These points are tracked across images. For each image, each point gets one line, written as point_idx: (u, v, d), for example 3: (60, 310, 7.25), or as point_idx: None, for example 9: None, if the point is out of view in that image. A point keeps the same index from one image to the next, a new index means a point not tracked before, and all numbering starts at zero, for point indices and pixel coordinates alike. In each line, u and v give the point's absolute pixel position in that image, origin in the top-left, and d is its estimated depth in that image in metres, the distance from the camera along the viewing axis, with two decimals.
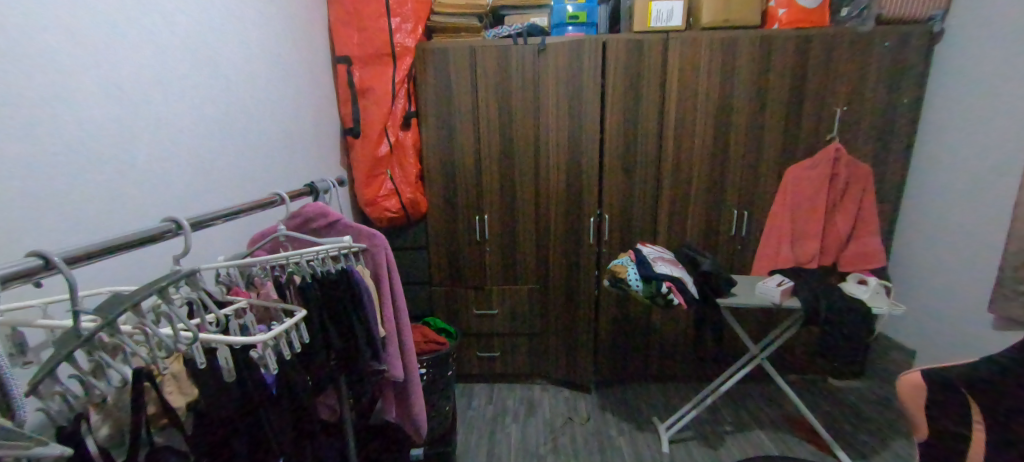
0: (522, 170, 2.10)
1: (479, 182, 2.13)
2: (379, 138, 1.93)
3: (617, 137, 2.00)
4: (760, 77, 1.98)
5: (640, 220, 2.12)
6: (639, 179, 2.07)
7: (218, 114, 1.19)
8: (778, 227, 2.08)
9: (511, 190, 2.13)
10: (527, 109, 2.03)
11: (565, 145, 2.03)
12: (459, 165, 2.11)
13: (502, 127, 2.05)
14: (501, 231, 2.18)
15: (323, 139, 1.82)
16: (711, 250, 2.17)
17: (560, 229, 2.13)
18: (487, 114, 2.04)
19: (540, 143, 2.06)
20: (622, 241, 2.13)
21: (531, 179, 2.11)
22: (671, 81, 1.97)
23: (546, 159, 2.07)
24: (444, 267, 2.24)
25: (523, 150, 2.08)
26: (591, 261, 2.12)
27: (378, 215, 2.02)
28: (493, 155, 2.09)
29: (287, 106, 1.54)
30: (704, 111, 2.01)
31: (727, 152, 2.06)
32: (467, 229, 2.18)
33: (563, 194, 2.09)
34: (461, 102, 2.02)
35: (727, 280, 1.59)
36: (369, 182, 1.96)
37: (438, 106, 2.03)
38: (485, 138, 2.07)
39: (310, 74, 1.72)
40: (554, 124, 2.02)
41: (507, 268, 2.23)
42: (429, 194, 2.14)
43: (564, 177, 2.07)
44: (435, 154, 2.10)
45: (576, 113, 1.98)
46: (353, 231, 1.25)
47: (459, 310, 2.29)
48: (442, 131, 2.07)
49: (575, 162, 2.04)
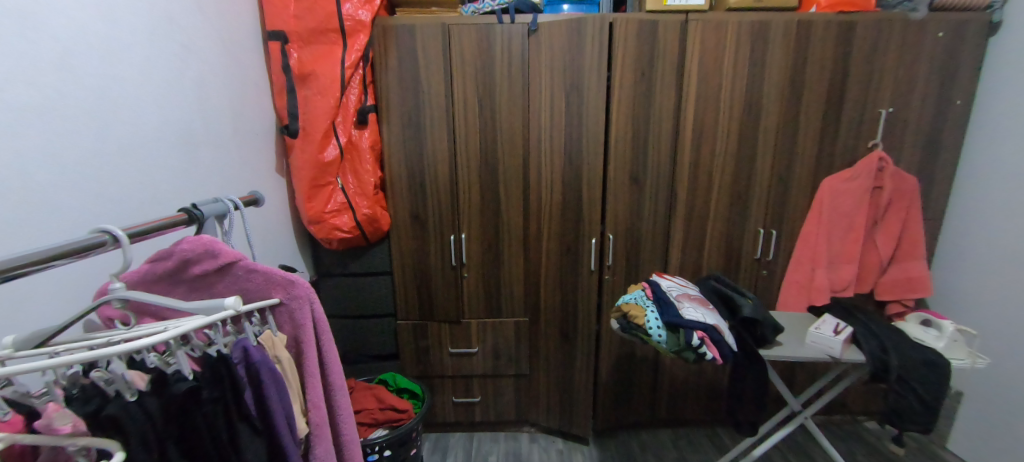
0: (508, 180, 1.71)
1: (455, 194, 1.72)
2: (325, 138, 1.49)
3: (624, 141, 1.63)
4: (797, 70, 1.64)
5: (649, 241, 1.76)
6: (649, 192, 1.71)
7: (30, 98, 0.76)
8: (813, 249, 1.75)
9: (495, 205, 1.73)
10: (514, 106, 1.64)
11: (560, 149, 1.65)
12: (428, 174, 1.70)
13: (483, 127, 1.66)
14: (482, 254, 1.79)
15: (246, 139, 1.40)
16: (732, 276, 1.83)
17: (554, 252, 1.75)
18: (465, 110, 1.64)
19: (529, 147, 1.68)
20: (628, 266, 1.77)
21: (519, 192, 1.72)
22: (691, 73, 1.61)
23: (537, 167, 1.69)
24: (412, 296, 1.84)
25: (507, 157, 1.69)
26: (592, 290, 1.75)
27: (326, 236, 1.61)
28: (471, 162, 1.69)
29: (178, 93, 1.11)
30: (728, 110, 1.66)
31: (755, 159, 1.71)
32: (440, 251, 1.78)
33: (559, 208, 1.71)
34: (431, 95, 1.62)
35: (773, 327, 1.22)
36: (314, 195, 1.54)
37: (402, 100, 1.63)
38: (461, 141, 1.67)
39: (223, 53, 1.29)
40: (547, 125, 1.64)
41: (488, 297, 1.84)
42: (391, 208, 1.74)
43: (560, 189, 1.69)
44: (398, 160, 1.69)
45: (573, 111, 1.61)
46: (259, 278, 0.85)
47: (429, 347, 1.89)
48: (408, 132, 1.66)
49: (570, 171, 1.66)
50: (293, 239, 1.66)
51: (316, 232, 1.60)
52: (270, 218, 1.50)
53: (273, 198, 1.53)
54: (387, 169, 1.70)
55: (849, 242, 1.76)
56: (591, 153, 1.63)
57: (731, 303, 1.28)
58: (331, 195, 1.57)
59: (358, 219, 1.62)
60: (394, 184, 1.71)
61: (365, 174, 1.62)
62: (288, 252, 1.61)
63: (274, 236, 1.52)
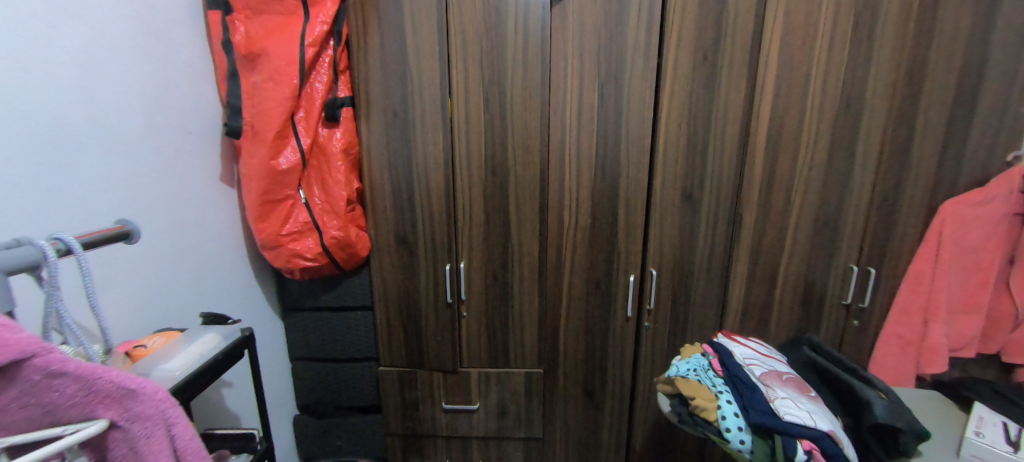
0: (520, 196, 1.31)
1: (451, 212, 1.34)
2: (279, 138, 1.14)
3: (677, 148, 1.24)
4: (915, 56, 1.21)
5: (703, 277, 1.35)
6: (706, 215, 1.30)
7: None
8: (927, 296, 1.30)
9: (503, 227, 1.34)
10: (531, 99, 1.24)
11: (591, 158, 1.26)
12: (418, 187, 1.32)
13: (490, 126, 1.27)
14: (486, 289, 1.40)
15: (174, 139, 1.05)
16: (811, 325, 1.40)
17: (578, 289, 1.35)
18: (467, 106, 1.26)
19: (549, 153, 1.27)
20: (675, 310, 1.36)
21: (534, 212, 1.32)
22: (769, 57, 1.20)
23: (559, 179, 1.29)
24: (397, 338, 1.47)
25: (520, 166, 1.29)
26: (627, 342, 1.38)
27: (284, 265, 1.25)
28: (474, 173, 1.31)
29: (40, 72, 0.76)
30: (818, 108, 1.24)
31: (851, 173, 1.28)
32: (432, 284, 1.40)
33: (588, 234, 1.31)
34: (423, 85, 1.25)
35: (918, 435, 0.79)
36: (267, 213, 1.18)
37: (385, 90, 1.26)
38: (461, 146, 1.29)
39: (134, 20, 0.94)
40: (574, 126, 1.25)
41: (494, 343, 1.45)
42: (371, 228, 1.37)
43: (589, 208, 1.29)
44: (380, 167, 1.32)
45: (611, 108, 1.22)
46: (69, 387, 0.49)
47: (419, 401, 1.51)
48: (394, 133, 1.29)
49: (604, 185, 1.27)
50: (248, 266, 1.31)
51: (272, 259, 1.24)
52: (206, 242, 1.14)
53: (217, 215, 1.18)
54: (365, 179, 1.33)
55: (972, 287, 1.31)
56: (632, 163, 1.25)
57: (851, 391, 0.86)
58: (289, 213, 1.21)
59: (326, 243, 1.26)
60: (375, 198, 1.34)
61: (337, 186, 1.25)
62: (237, 284, 1.26)
63: (213, 266, 1.16)
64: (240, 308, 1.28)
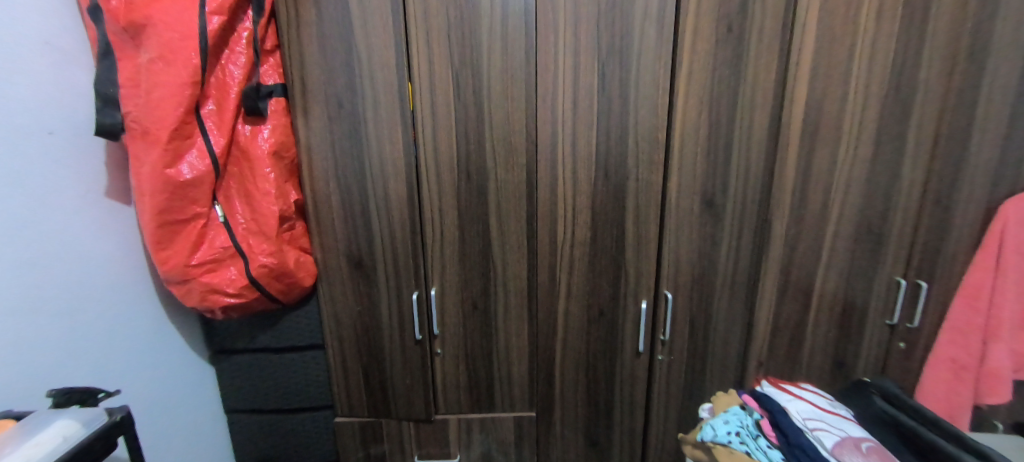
0: (503, 206, 1.05)
1: (418, 227, 1.07)
2: (178, 138, 0.85)
3: (697, 141, 1.00)
4: (980, 22, 0.98)
5: (725, 298, 1.11)
6: (730, 223, 1.06)
7: None
8: (987, 314, 1.07)
9: (484, 245, 1.08)
10: (513, 83, 0.98)
11: (589, 156, 1.01)
12: (373, 198, 1.05)
13: (462, 120, 1.01)
14: (463, 320, 1.14)
15: (12, 140, 0.75)
16: (851, 349, 1.18)
17: (576, 318, 1.10)
18: (431, 94, 0.99)
19: (536, 152, 1.02)
20: (693, 338, 1.12)
21: (520, 225, 1.06)
22: (806, 28, 0.97)
23: (550, 183, 1.03)
24: (356, 383, 1.19)
25: (501, 168, 1.03)
26: (637, 378, 1.14)
27: (200, 304, 0.96)
28: (444, 178, 1.04)
29: None
30: (863, 91, 1.02)
31: (901, 169, 1.06)
32: (397, 317, 1.13)
33: (587, 252, 1.06)
34: (374, 67, 0.97)
35: None
36: (168, 238, 0.89)
37: (326, 75, 0.98)
38: (426, 144, 1.02)
39: None
40: (567, 116, 0.99)
41: (476, 384, 1.19)
42: (316, 251, 1.09)
43: (589, 219, 1.04)
44: (323, 173, 1.04)
45: (615, 92, 0.97)
46: None
47: (386, 456, 1.25)
48: (340, 130, 1.01)
49: (608, 189, 1.02)
50: (144, 302, 1.02)
51: (182, 297, 0.96)
52: (66, 276, 0.84)
53: (87, 240, 0.89)
54: (306, 188, 1.05)
55: None
56: (641, 163, 1.00)
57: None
58: (201, 236, 0.93)
59: (254, 273, 0.97)
60: (318, 212, 1.06)
61: (265, 199, 0.97)
62: (123, 328, 0.96)
63: (82, 306, 0.87)
64: (131, 358, 0.98)
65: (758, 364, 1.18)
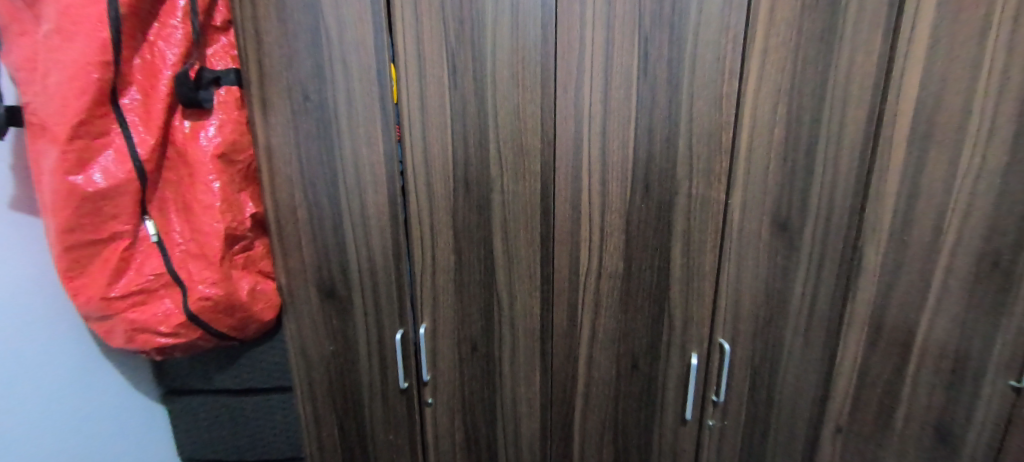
0: (511, 225, 0.83)
1: (404, 250, 0.86)
2: (85, 135, 0.66)
3: (769, 146, 0.73)
4: None
5: (798, 349, 0.86)
6: (807, 256, 0.81)
7: None
8: None
9: (487, 273, 0.86)
10: (524, 67, 0.75)
11: (624, 164, 0.75)
12: (347, 213, 0.84)
13: (459, 115, 0.79)
14: (460, 365, 0.91)
15: None
16: None
17: (603, 370, 0.86)
18: (420, 82, 0.78)
19: (553, 157, 0.78)
20: (752, 397, 0.88)
21: (531, 250, 0.83)
22: None
23: (572, 197, 0.79)
24: (331, 436, 0.98)
25: (509, 177, 0.80)
26: (677, 443, 0.90)
27: (128, 344, 0.77)
28: (436, 189, 0.82)
29: None
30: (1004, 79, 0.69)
31: None
32: (378, 359, 0.92)
33: (618, 286, 0.81)
34: (348, 46, 0.76)
35: None
36: (80, 263, 0.70)
37: (288, 57, 0.77)
38: (414, 145, 0.81)
39: None
40: (597, 109, 0.74)
41: (475, 442, 0.96)
42: (280, 277, 0.88)
43: (623, 246, 0.79)
44: (286, 181, 0.83)
45: (663, 80, 0.71)
46: None
47: None
48: (306, 127, 0.80)
49: (651, 208, 0.77)
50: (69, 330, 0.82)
51: (105, 335, 0.77)
52: None
53: None
54: (266, 200, 0.84)
55: None
56: (699, 173, 0.74)
57: None
58: (124, 260, 0.73)
59: (192, 308, 0.77)
60: (281, 229, 0.85)
61: (207, 214, 0.76)
62: (39, 360, 0.79)
63: None
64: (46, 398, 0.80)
65: (836, 432, 0.91)
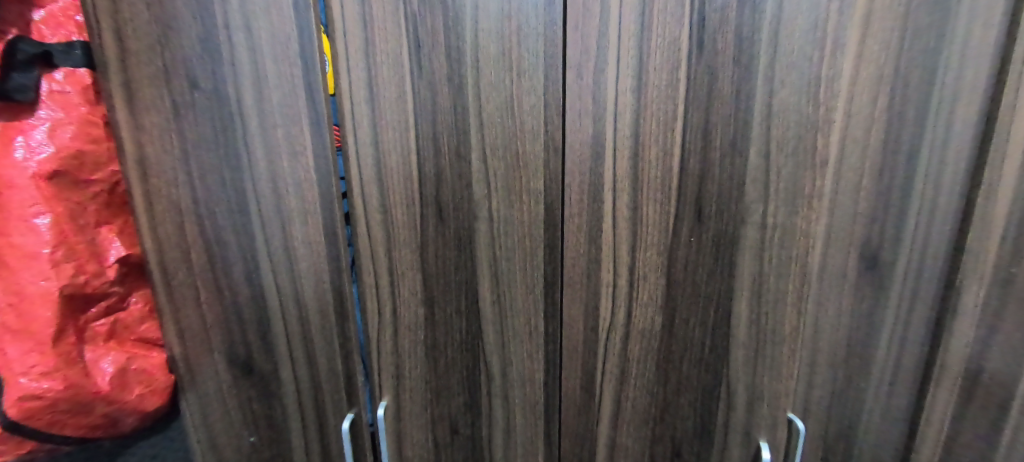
0: (504, 266, 0.59)
1: (354, 301, 0.61)
2: None
3: (867, 156, 0.52)
4: None
5: (876, 426, 0.62)
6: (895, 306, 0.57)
7: None
8: None
9: (471, 332, 0.62)
10: (521, 41, 0.51)
11: (665, 180, 0.53)
12: (266, 253, 0.57)
13: (425, 110, 0.55)
14: (434, 452, 0.67)
15: None
16: None
17: (629, 456, 0.64)
18: (366, 64, 0.53)
19: (562, 170, 0.55)
20: None
21: (532, 299, 0.60)
22: None
23: (590, 228, 0.56)
24: None
25: (500, 198, 0.57)
26: None
27: None
28: (396, 217, 0.58)
29: None
30: None
31: None
32: (319, 450, 0.67)
33: (653, 348, 0.59)
34: (254, 4, 0.49)
35: None
36: None
37: (160, 22, 0.50)
38: (361, 154, 0.56)
39: None
40: (629, 101, 0.51)
41: None
42: (174, 349, 0.60)
43: (662, 295, 0.57)
44: (171, 209, 0.56)
45: (728, 60, 0.49)
46: None
47: None
48: (197, 129, 0.53)
49: (705, 242, 0.55)
50: None
51: None
52: None
53: None
54: (145, 238, 0.56)
55: None
56: (779, 193, 0.53)
57: None
58: None
59: (11, 414, 0.49)
60: (168, 281, 0.58)
61: (30, 266, 0.50)
62: None
63: None
64: None
65: None
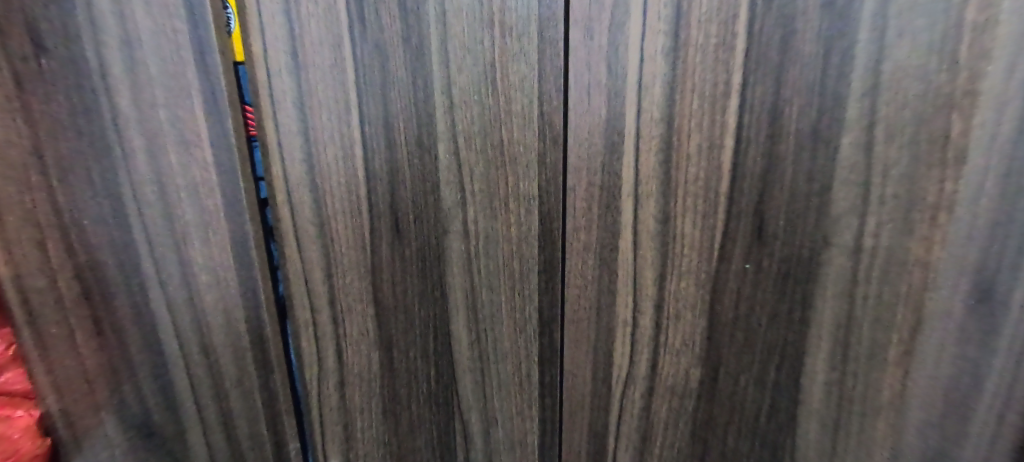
0: (484, 296, 0.44)
1: (284, 344, 0.45)
2: None
3: None
4: None
5: None
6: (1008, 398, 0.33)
7: None
8: None
9: (443, 382, 0.47)
10: None
11: (710, 184, 0.36)
12: (158, 283, 0.42)
13: (373, 85, 0.39)
14: None
15: None
16: None
17: None
18: (287, 19, 0.37)
19: (563, 168, 0.40)
20: None
21: (521, 340, 0.45)
22: None
23: (600, 248, 0.41)
24: None
25: (478, 206, 0.42)
26: None
27: None
28: (336, 231, 0.42)
29: None
30: None
31: None
32: None
33: (687, 411, 0.43)
34: None
35: None
36: None
37: None
38: (286, 145, 0.40)
39: None
40: (663, 68, 0.35)
41: None
42: (50, 408, 0.45)
43: (701, 342, 0.41)
44: (26, 226, 0.40)
45: None
46: None
47: None
48: (45, 109, 0.37)
49: (770, 277, 0.37)
50: None
51: None
52: None
53: None
54: None
55: None
56: None
57: None
58: None
59: None
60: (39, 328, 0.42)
61: None
62: None
63: None
64: None
65: None
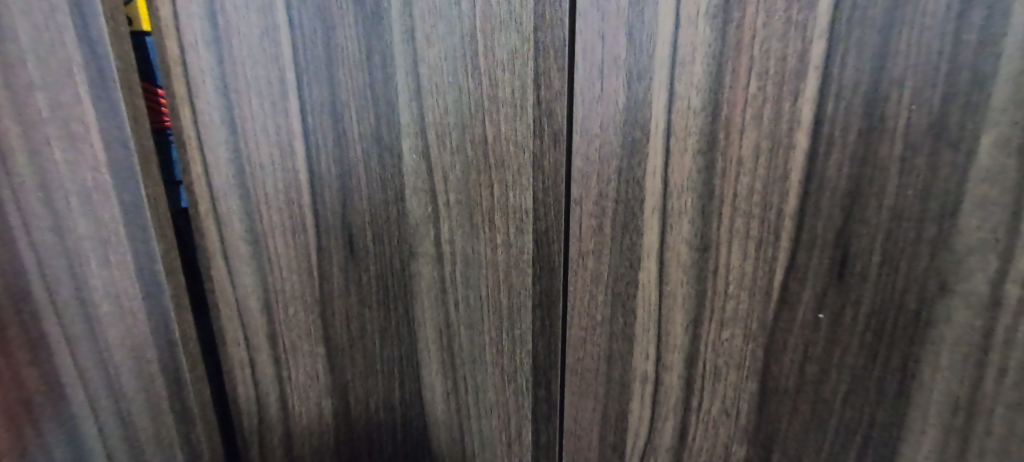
0: (464, 337, 0.35)
1: (215, 387, 0.37)
2: None
3: None
4: None
5: None
6: None
7: None
8: None
9: (413, 437, 0.38)
10: None
11: (769, 201, 0.26)
12: None
13: (318, 63, 0.30)
14: None
15: None
16: None
17: None
18: None
19: (567, 176, 0.29)
20: None
21: (510, 393, 0.35)
22: None
23: (614, 281, 0.31)
24: None
25: (455, 224, 0.32)
26: None
27: None
28: (277, 251, 0.34)
29: None
30: None
31: None
32: None
33: None
34: None
35: None
36: None
37: None
38: (208, 141, 0.31)
39: None
40: (709, 37, 0.25)
41: None
42: None
43: (747, 412, 0.30)
44: None
45: None
46: None
47: None
48: None
49: (853, 334, 0.26)
50: None
51: None
52: None
53: None
54: None
55: None
56: None
57: None
58: None
59: None
60: None
61: None
62: None
63: None
64: None
65: None
